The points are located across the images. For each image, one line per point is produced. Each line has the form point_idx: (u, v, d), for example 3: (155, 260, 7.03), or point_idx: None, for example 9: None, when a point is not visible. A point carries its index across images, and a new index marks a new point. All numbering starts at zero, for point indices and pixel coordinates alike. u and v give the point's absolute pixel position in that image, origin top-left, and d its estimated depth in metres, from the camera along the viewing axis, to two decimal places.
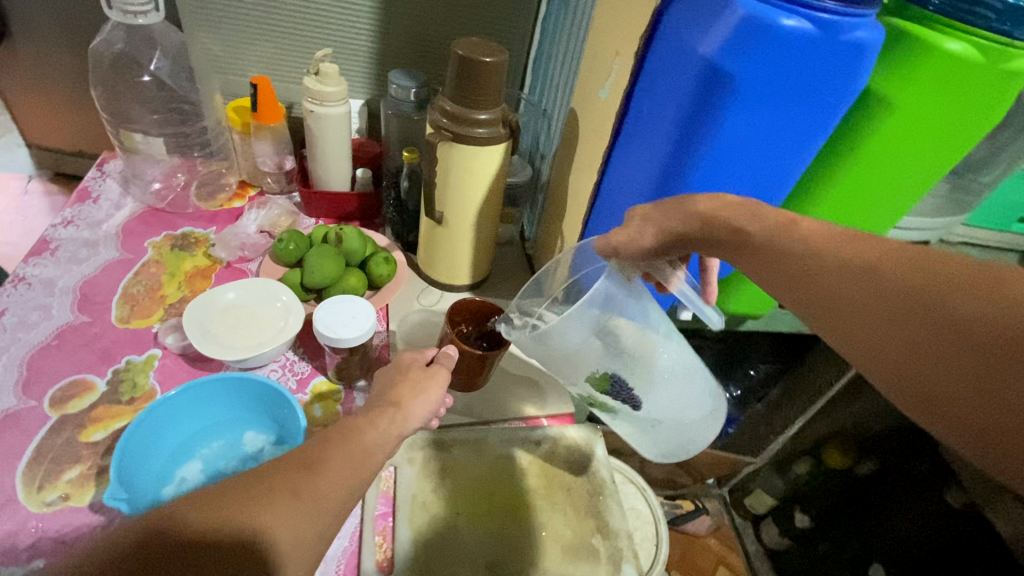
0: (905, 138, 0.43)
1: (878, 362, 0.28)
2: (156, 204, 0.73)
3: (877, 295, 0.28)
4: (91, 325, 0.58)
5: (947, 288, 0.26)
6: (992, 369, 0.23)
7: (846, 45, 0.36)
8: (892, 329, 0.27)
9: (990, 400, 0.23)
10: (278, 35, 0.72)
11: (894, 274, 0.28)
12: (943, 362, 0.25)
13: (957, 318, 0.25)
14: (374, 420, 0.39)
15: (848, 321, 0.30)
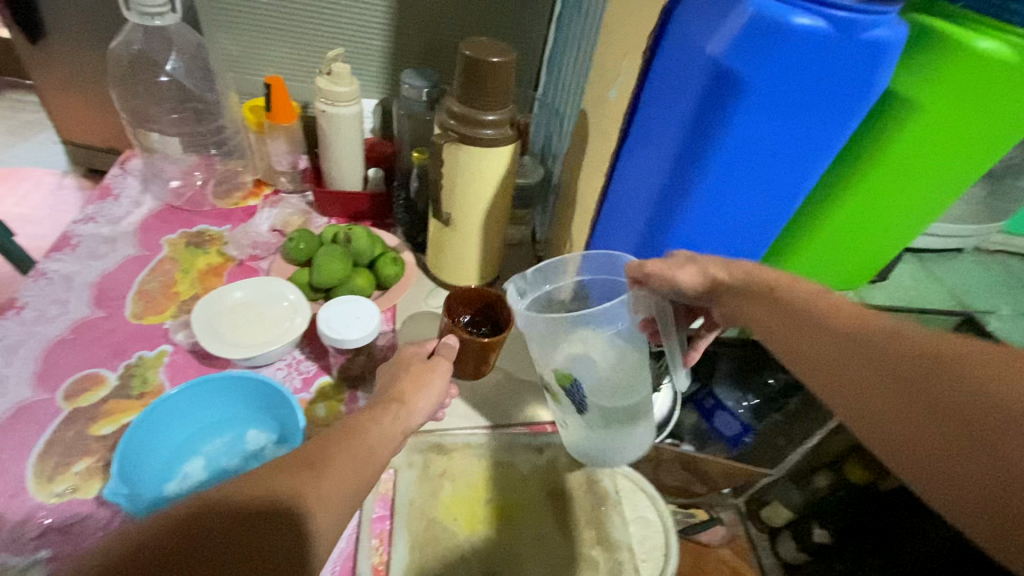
0: (932, 142, 0.40)
1: (874, 422, 0.27)
2: (173, 201, 0.74)
3: (882, 354, 0.27)
4: (107, 320, 0.60)
5: (957, 356, 0.25)
6: (999, 442, 0.22)
7: (865, 44, 0.34)
8: (892, 400, 0.26)
9: (994, 474, 0.22)
10: (293, 36, 0.73)
11: (900, 334, 0.27)
12: (947, 436, 0.23)
13: (960, 388, 0.24)
14: (377, 418, 0.40)
15: (846, 378, 0.28)
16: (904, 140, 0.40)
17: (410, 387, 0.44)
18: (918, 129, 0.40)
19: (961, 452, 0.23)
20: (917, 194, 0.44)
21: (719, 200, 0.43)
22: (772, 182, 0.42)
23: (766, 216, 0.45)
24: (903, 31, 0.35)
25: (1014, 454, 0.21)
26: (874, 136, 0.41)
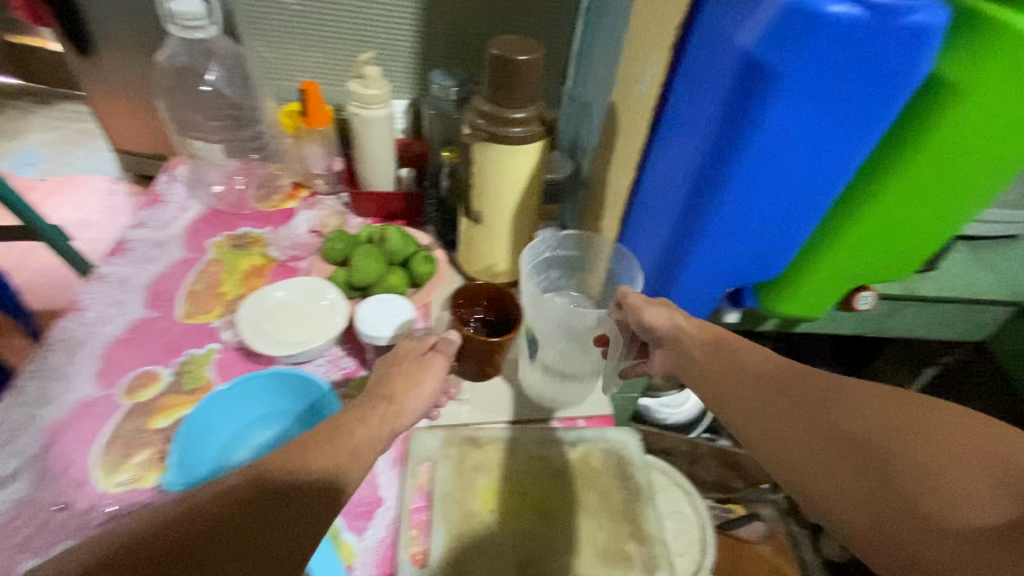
0: (979, 127, 0.39)
1: (770, 440, 0.37)
2: (217, 206, 0.78)
3: (782, 392, 0.38)
4: (159, 321, 0.63)
5: (829, 395, 0.36)
6: (850, 459, 0.33)
7: (902, 29, 0.33)
8: (799, 430, 0.36)
9: (841, 479, 0.33)
10: (325, 40, 0.74)
11: (796, 376, 0.38)
12: (832, 453, 0.34)
13: (843, 420, 0.34)
14: (365, 417, 0.44)
15: (755, 406, 0.39)
16: (949, 126, 0.39)
17: (399, 386, 0.47)
18: (963, 116, 0.38)
19: (843, 465, 0.33)
20: (961, 183, 0.42)
21: (748, 195, 0.42)
22: (802, 174, 0.41)
23: (800, 207, 0.44)
24: (945, 15, 0.34)
25: (861, 470, 0.33)
26: (915, 124, 0.40)
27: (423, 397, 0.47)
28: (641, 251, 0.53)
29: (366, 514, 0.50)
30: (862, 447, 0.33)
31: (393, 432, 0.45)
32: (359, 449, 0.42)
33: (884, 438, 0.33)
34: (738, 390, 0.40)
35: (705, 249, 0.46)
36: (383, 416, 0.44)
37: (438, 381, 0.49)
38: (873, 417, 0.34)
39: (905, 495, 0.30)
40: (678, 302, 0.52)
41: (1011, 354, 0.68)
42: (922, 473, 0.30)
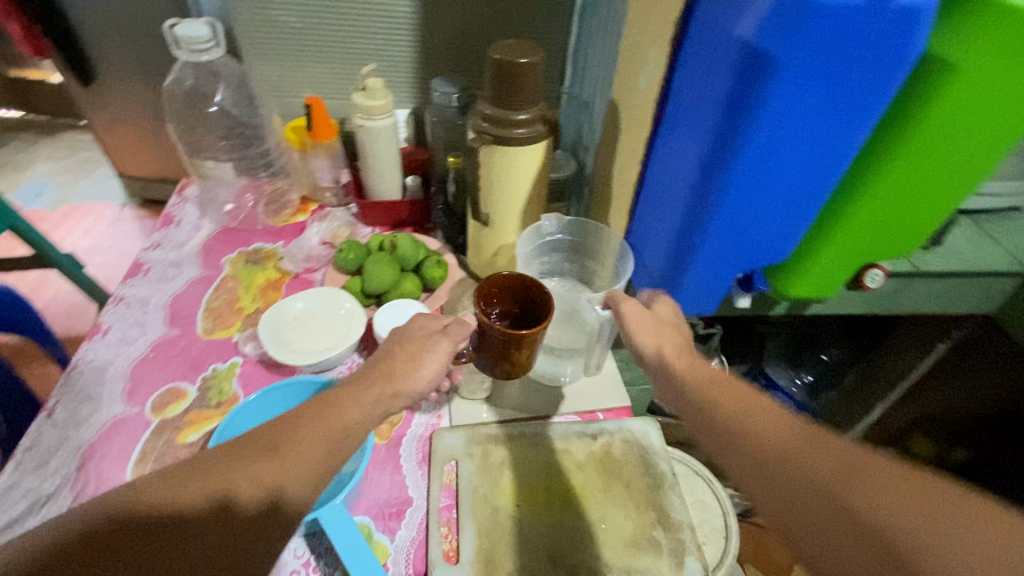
0: (976, 101, 0.39)
1: (746, 480, 0.34)
2: (229, 223, 0.79)
3: (757, 431, 0.35)
4: (181, 338, 0.65)
5: (807, 437, 0.33)
6: (828, 505, 0.30)
7: (896, 11, 0.34)
8: (775, 466, 0.33)
9: (825, 526, 0.29)
10: (326, 56, 0.76)
11: (776, 418, 0.35)
12: (810, 497, 0.30)
13: (818, 458, 0.31)
14: (359, 396, 0.43)
15: (731, 444, 0.36)
16: (948, 102, 0.39)
17: (399, 367, 0.46)
18: (963, 91, 0.39)
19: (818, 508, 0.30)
20: (965, 158, 0.43)
21: (754, 180, 0.43)
22: (807, 157, 0.42)
23: (806, 190, 0.45)
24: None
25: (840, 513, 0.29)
26: (916, 101, 0.40)
27: (427, 377, 0.46)
28: (650, 242, 0.54)
29: (397, 515, 0.51)
30: (840, 494, 0.30)
31: (386, 413, 0.44)
32: (349, 430, 0.41)
33: (863, 482, 0.29)
34: (712, 429, 0.37)
35: (714, 237, 0.47)
36: (378, 397, 0.43)
37: (440, 366, 0.47)
38: (855, 466, 0.30)
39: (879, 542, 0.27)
40: (691, 291, 0.53)
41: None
42: (894, 513, 0.28)
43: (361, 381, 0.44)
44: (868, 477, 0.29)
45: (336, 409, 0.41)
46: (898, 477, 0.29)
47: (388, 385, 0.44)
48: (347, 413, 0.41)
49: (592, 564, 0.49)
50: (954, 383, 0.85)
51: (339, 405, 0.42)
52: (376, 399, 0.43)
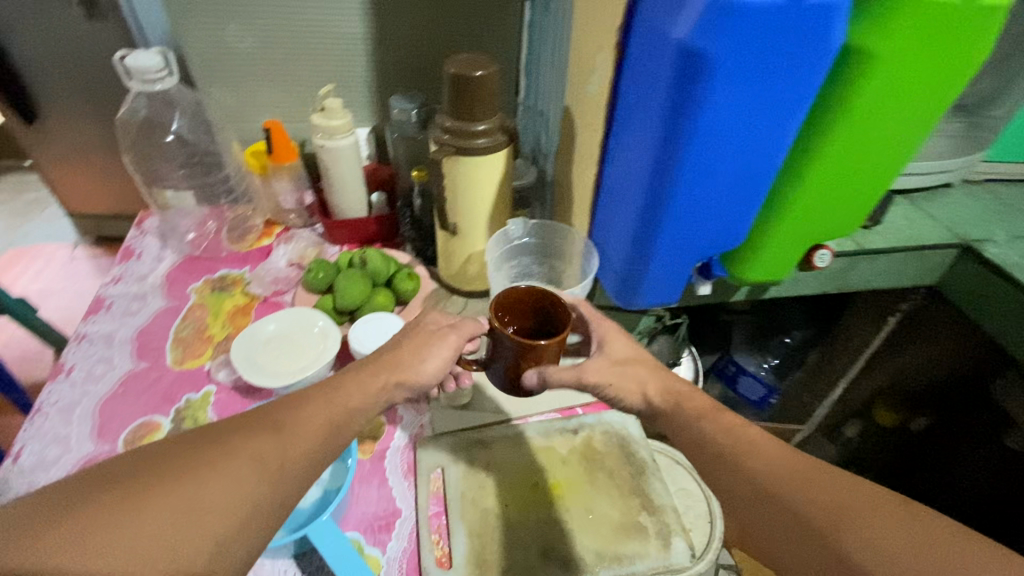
0: (893, 87, 0.43)
1: (735, 512, 0.42)
2: (193, 252, 0.78)
3: (736, 467, 0.42)
4: (151, 371, 0.63)
5: (773, 468, 0.40)
6: (791, 528, 0.37)
7: (813, 9, 0.37)
8: (776, 526, 0.38)
9: (790, 543, 0.37)
10: (281, 79, 0.77)
11: (751, 451, 0.42)
12: (777, 523, 0.38)
13: (782, 487, 0.39)
14: (365, 383, 0.44)
15: (720, 481, 0.43)
16: (868, 90, 0.43)
17: (407, 358, 0.47)
18: (882, 76, 0.42)
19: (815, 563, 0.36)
20: (890, 137, 0.46)
21: (704, 171, 0.45)
22: (750, 147, 0.45)
23: (750, 180, 0.47)
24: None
25: (799, 533, 0.37)
26: (841, 88, 0.44)
27: (433, 369, 0.48)
28: (612, 238, 0.56)
29: (387, 527, 0.51)
30: (827, 547, 0.35)
31: (388, 401, 0.46)
32: (351, 414, 0.42)
33: (814, 506, 0.37)
34: (704, 468, 0.45)
35: (672, 228, 0.49)
36: (384, 385, 0.45)
37: (444, 360, 0.49)
38: (838, 516, 0.36)
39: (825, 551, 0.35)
40: (655, 281, 0.55)
41: (960, 293, 0.73)
42: (837, 525, 0.35)
43: (367, 367, 0.46)
44: (846, 526, 0.35)
45: (343, 393, 0.43)
46: (872, 524, 0.34)
47: (392, 374, 0.46)
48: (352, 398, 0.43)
49: (583, 555, 0.50)
50: (906, 352, 0.91)
51: (346, 389, 0.43)
52: (382, 386, 0.45)
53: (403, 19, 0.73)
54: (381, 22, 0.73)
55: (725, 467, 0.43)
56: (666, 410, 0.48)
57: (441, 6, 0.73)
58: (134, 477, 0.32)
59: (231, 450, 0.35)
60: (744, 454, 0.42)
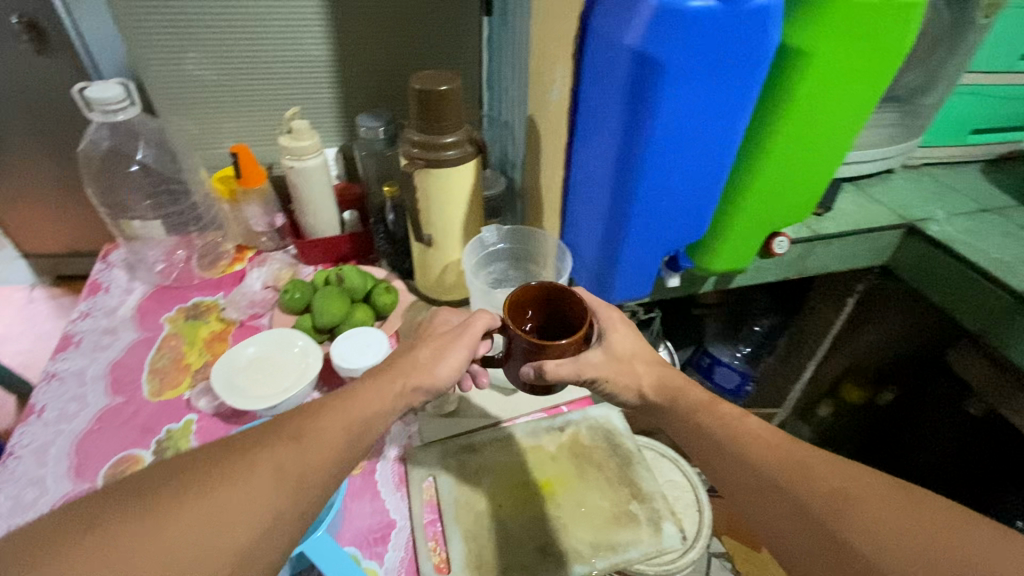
0: (830, 81, 0.46)
1: (733, 495, 0.43)
2: (164, 282, 0.77)
3: (737, 454, 0.44)
4: (127, 404, 0.62)
5: (774, 455, 0.42)
6: (789, 509, 0.39)
7: (751, 13, 0.40)
8: (773, 508, 0.40)
9: (788, 525, 0.39)
10: (245, 104, 0.77)
11: (752, 440, 0.44)
12: (775, 504, 0.40)
13: (783, 472, 0.41)
14: (381, 390, 0.45)
15: (719, 467, 0.45)
16: (808, 85, 0.46)
17: (423, 358, 0.47)
18: (817, 71, 0.45)
19: (813, 542, 0.37)
20: (832, 125, 0.50)
21: (663, 168, 0.48)
22: (704, 143, 0.47)
23: (707, 174, 0.50)
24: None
25: (797, 515, 0.39)
26: (782, 84, 0.47)
27: (447, 372, 0.47)
28: (583, 238, 0.58)
29: (383, 539, 0.51)
30: (820, 528, 0.37)
31: (408, 405, 0.46)
32: (368, 422, 0.42)
33: (813, 489, 0.39)
34: (705, 455, 0.46)
35: (638, 224, 0.52)
36: (400, 390, 0.45)
37: (460, 361, 0.48)
38: (840, 498, 0.37)
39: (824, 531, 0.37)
40: (626, 276, 0.57)
41: (910, 269, 0.78)
42: (834, 507, 0.37)
43: (383, 373, 0.46)
44: (847, 506, 0.37)
45: (358, 400, 0.43)
46: (872, 505, 0.36)
47: (407, 377, 0.46)
48: (371, 401, 0.43)
49: (579, 548, 0.51)
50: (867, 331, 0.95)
51: (360, 397, 0.43)
52: (398, 391, 0.45)
53: (365, 40, 0.75)
54: (343, 43, 0.75)
55: (725, 455, 0.45)
56: (662, 404, 0.51)
57: (401, 25, 0.75)
58: (151, 491, 0.34)
59: (253, 461, 0.36)
60: (745, 442, 0.44)
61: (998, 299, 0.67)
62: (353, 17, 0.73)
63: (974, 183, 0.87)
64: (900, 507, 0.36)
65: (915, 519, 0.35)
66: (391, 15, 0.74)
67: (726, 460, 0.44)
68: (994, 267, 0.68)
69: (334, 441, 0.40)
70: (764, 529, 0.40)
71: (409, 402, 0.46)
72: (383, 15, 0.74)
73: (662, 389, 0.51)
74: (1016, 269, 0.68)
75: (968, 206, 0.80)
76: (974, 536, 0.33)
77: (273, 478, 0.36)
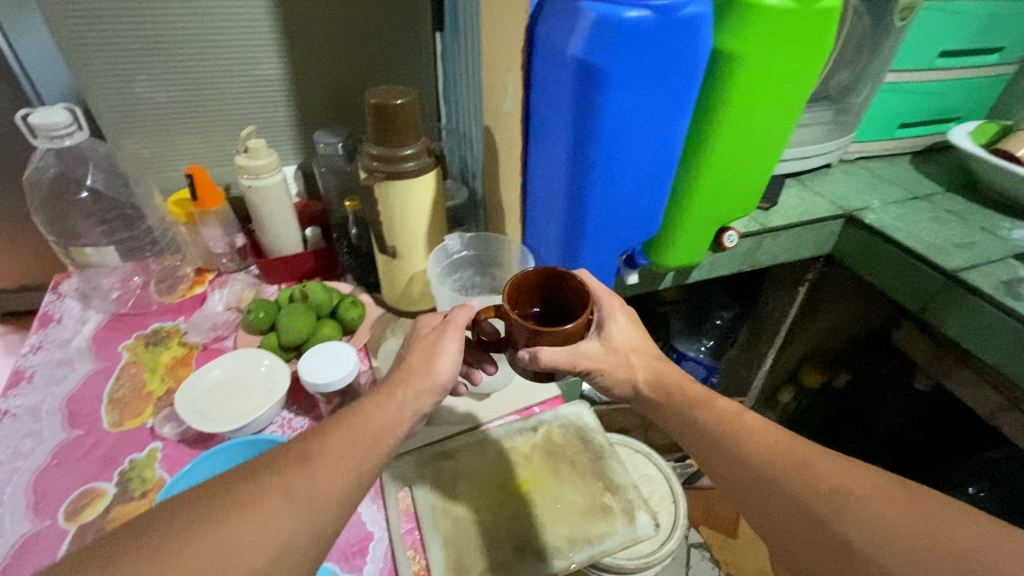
0: (762, 82, 0.49)
1: (732, 495, 0.44)
2: (120, 309, 0.75)
3: (735, 451, 0.44)
4: (86, 437, 0.60)
5: (772, 453, 0.42)
6: (790, 508, 0.39)
7: (683, 22, 0.42)
8: (775, 508, 0.40)
9: (792, 524, 0.39)
10: (200, 125, 0.77)
11: (748, 436, 0.44)
12: (774, 501, 0.41)
13: (783, 471, 0.41)
14: (383, 407, 0.43)
15: (717, 465, 0.45)
16: (742, 87, 0.49)
17: (416, 364, 0.47)
18: (748, 74, 0.49)
19: (815, 542, 0.38)
20: (768, 123, 0.53)
21: (614, 170, 0.50)
22: (651, 145, 0.49)
23: (655, 174, 0.52)
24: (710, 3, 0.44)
25: (800, 516, 0.39)
26: (718, 86, 0.50)
27: (447, 368, 0.47)
28: (543, 241, 0.60)
29: (361, 552, 0.50)
30: (826, 529, 0.37)
31: (418, 414, 0.45)
32: (377, 435, 0.41)
33: (814, 489, 0.39)
34: (704, 454, 0.46)
35: (594, 224, 0.54)
36: (402, 401, 0.44)
37: (455, 357, 0.48)
38: (844, 498, 0.38)
39: (826, 527, 0.37)
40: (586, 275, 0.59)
41: (852, 256, 0.83)
42: (840, 505, 0.38)
43: (382, 391, 0.45)
44: (850, 507, 0.37)
45: (361, 419, 0.42)
46: (877, 507, 0.37)
47: (404, 385, 0.45)
48: (375, 424, 0.42)
49: (556, 544, 0.52)
50: (819, 317, 1.01)
51: (365, 414, 0.43)
52: (401, 402, 0.44)
53: (318, 57, 0.76)
54: (297, 61, 0.75)
55: (721, 452, 0.45)
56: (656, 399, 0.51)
57: (354, 42, 0.76)
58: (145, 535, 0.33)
59: (234, 481, 0.36)
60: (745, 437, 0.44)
61: (929, 277, 0.72)
62: (305, 35, 0.73)
63: (904, 173, 0.93)
64: (905, 507, 0.36)
65: (920, 518, 0.35)
66: (344, 32, 0.75)
67: (725, 458, 0.45)
68: (927, 249, 0.73)
69: (346, 462, 0.39)
70: (764, 527, 0.41)
71: (416, 409, 0.45)
72: (336, 33, 0.74)
73: (656, 383, 0.50)
74: (946, 251, 0.73)
75: (900, 194, 0.86)
76: (977, 529, 0.34)
77: (267, 496, 0.36)
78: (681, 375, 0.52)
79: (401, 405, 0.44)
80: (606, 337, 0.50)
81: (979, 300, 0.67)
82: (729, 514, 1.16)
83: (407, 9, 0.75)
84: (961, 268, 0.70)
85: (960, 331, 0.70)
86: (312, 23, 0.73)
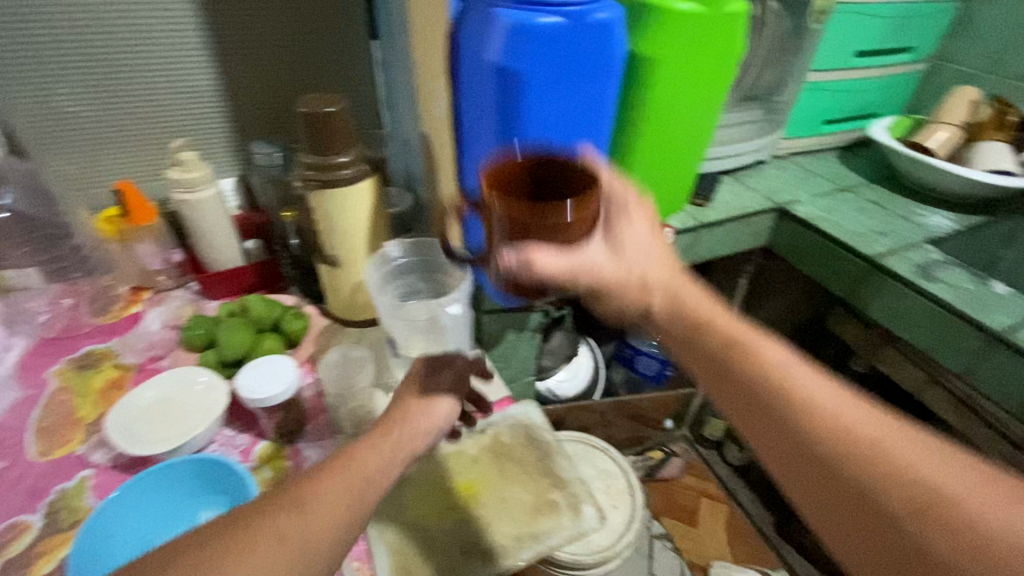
0: (679, 83, 0.52)
1: (781, 468, 0.38)
2: (49, 333, 0.71)
3: (787, 422, 0.37)
4: (10, 469, 0.57)
5: (830, 427, 0.36)
6: (852, 502, 0.34)
7: (595, 27, 0.43)
8: (834, 497, 0.35)
9: (855, 516, 0.34)
10: (130, 139, 0.74)
11: (799, 400, 0.37)
12: (829, 485, 0.35)
13: (843, 453, 0.35)
14: (374, 444, 0.44)
15: (760, 428, 0.38)
16: (661, 87, 0.51)
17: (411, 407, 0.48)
18: (665, 75, 0.51)
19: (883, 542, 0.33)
20: (690, 122, 0.55)
21: None
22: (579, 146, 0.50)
23: None
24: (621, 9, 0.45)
25: (870, 512, 0.34)
26: (638, 88, 0.52)
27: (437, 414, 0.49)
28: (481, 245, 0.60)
29: None
30: (899, 532, 0.33)
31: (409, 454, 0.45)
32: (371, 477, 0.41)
33: (882, 480, 0.34)
34: (745, 412, 0.39)
35: None
36: (395, 440, 0.45)
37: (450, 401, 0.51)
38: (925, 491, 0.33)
39: (898, 528, 0.33)
40: None
41: (786, 247, 0.87)
42: (918, 508, 0.32)
43: (373, 430, 0.46)
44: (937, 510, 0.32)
45: (356, 459, 0.42)
46: (964, 505, 0.32)
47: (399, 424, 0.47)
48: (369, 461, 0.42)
49: (503, 543, 0.52)
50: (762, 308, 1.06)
51: (360, 457, 0.42)
52: (394, 444, 0.45)
53: (252, 66, 0.75)
54: (229, 70, 0.74)
55: (770, 416, 0.38)
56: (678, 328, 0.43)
57: (288, 49, 0.75)
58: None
59: None
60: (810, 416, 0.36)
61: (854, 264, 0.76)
62: (236, 44, 0.72)
63: (832, 166, 0.98)
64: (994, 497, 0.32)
65: (998, 512, 0.31)
66: (277, 41, 0.74)
67: (772, 421, 0.38)
68: (851, 238, 0.77)
69: (337, 500, 0.38)
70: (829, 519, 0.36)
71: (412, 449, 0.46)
72: (268, 41, 0.73)
73: (679, 311, 0.43)
74: (868, 239, 0.78)
75: (828, 186, 0.91)
76: None
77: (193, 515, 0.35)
78: (716, 307, 0.43)
79: (393, 445, 0.45)
80: (616, 242, 0.45)
81: (897, 283, 0.71)
82: (690, 503, 1.20)
83: (341, 16, 0.75)
84: (881, 254, 0.74)
85: (883, 314, 0.74)
86: (242, 32, 0.72)
